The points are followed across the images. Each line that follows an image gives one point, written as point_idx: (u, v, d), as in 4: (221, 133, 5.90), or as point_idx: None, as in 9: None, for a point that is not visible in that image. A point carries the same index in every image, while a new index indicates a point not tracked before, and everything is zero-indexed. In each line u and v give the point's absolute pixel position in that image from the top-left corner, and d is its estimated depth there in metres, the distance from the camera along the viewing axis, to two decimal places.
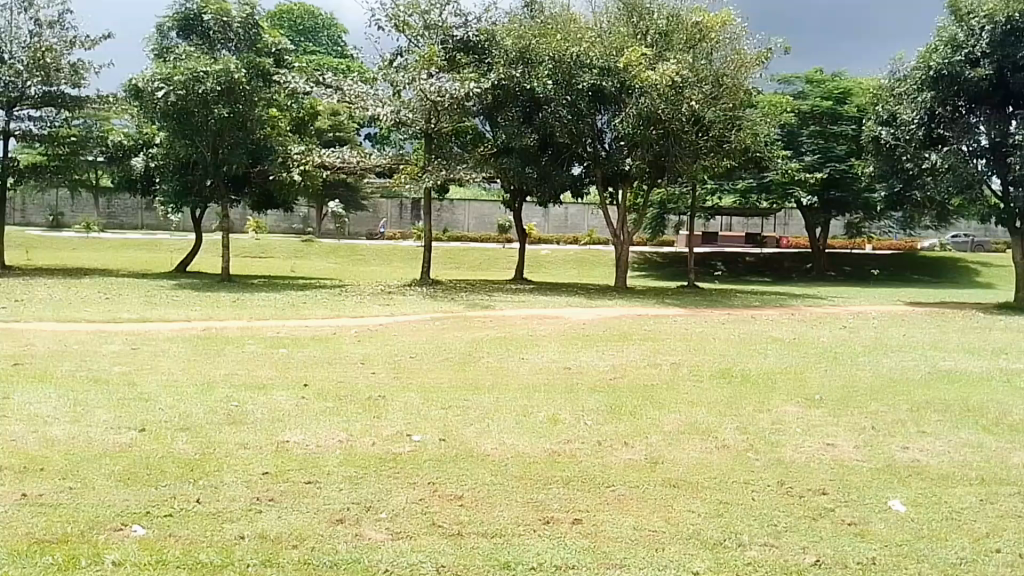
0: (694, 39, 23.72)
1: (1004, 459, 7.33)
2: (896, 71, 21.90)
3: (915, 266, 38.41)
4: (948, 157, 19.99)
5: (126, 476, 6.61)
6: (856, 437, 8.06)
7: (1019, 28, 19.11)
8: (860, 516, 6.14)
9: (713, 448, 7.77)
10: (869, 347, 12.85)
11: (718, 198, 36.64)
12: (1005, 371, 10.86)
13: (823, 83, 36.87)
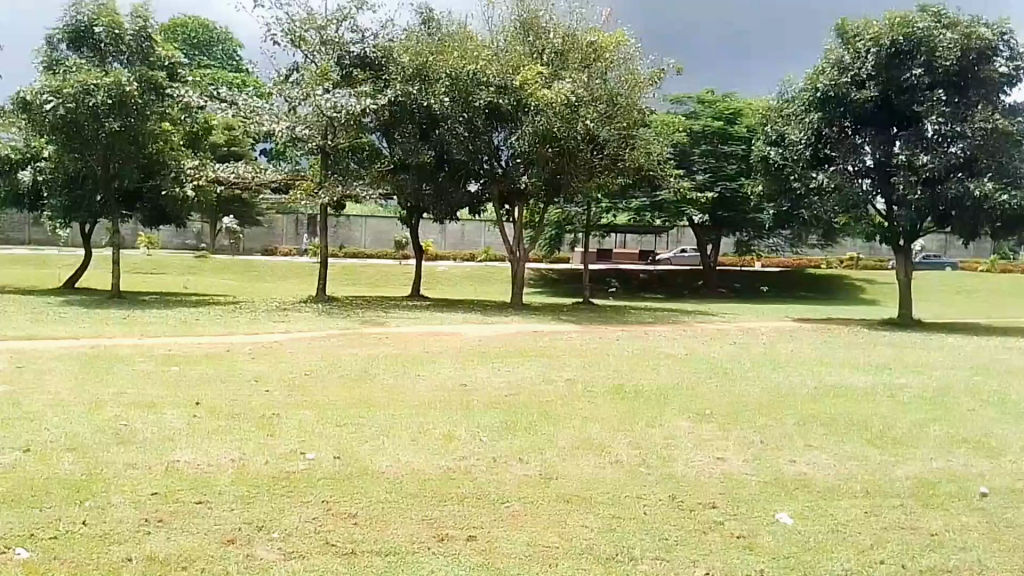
0: (590, 58, 23.96)
1: (886, 472, 7.51)
2: (784, 92, 22.79)
3: (800, 284, 39.85)
4: (834, 177, 20.84)
5: (7, 499, 6.06)
6: (745, 451, 8.14)
7: (902, 52, 20.15)
8: (749, 529, 6.17)
9: (607, 463, 7.71)
10: (758, 362, 13.15)
11: (613, 216, 37.26)
12: (884, 385, 11.25)
13: (713, 104, 38.11)
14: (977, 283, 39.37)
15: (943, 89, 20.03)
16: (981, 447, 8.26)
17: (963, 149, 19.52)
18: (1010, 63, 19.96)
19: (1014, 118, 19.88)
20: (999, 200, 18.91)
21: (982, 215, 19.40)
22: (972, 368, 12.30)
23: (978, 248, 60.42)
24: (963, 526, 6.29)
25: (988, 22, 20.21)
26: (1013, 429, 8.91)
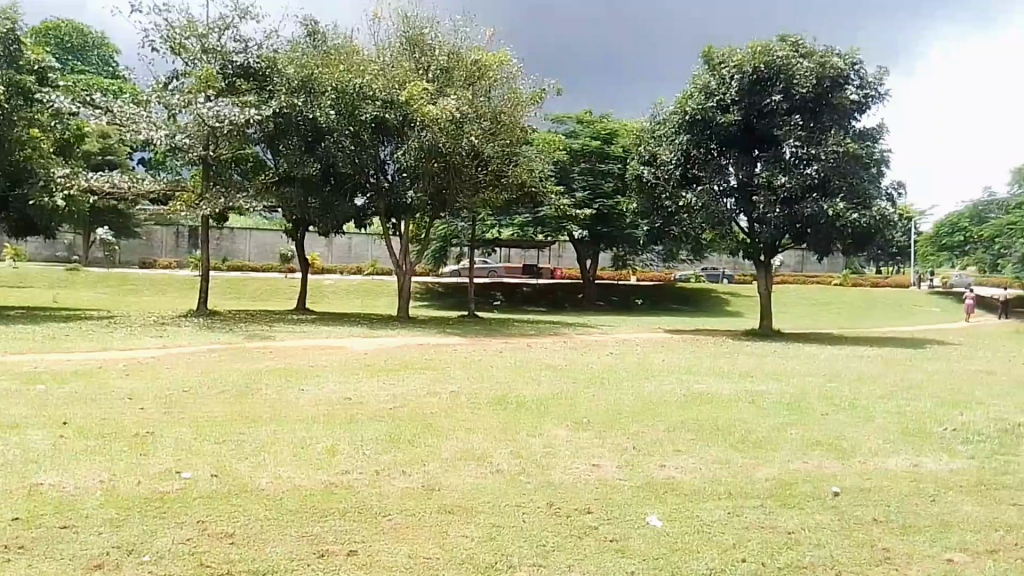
0: (473, 76, 24.14)
1: (748, 474, 7.97)
2: (656, 115, 23.66)
3: (675, 296, 41.25)
4: (701, 197, 21.83)
5: None
6: (619, 457, 8.49)
7: (762, 79, 21.26)
8: (621, 533, 6.46)
9: (488, 473, 7.90)
10: (634, 372, 13.65)
11: (497, 231, 37.66)
12: (748, 391, 11.90)
13: (591, 124, 39.09)
14: (837, 296, 41.68)
15: (799, 114, 21.25)
16: (833, 449, 8.85)
17: (819, 171, 20.73)
18: (861, 91, 21.36)
19: (865, 143, 21.27)
20: (851, 218, 20.13)
21: (836, 233, 20.62)
22: (827, 375, 13.12)
23: (832, 262, 64.40)
24: (816, 523, 6.73)
25: (841, 52, 21.58)
26: (862, 431, 9.59)
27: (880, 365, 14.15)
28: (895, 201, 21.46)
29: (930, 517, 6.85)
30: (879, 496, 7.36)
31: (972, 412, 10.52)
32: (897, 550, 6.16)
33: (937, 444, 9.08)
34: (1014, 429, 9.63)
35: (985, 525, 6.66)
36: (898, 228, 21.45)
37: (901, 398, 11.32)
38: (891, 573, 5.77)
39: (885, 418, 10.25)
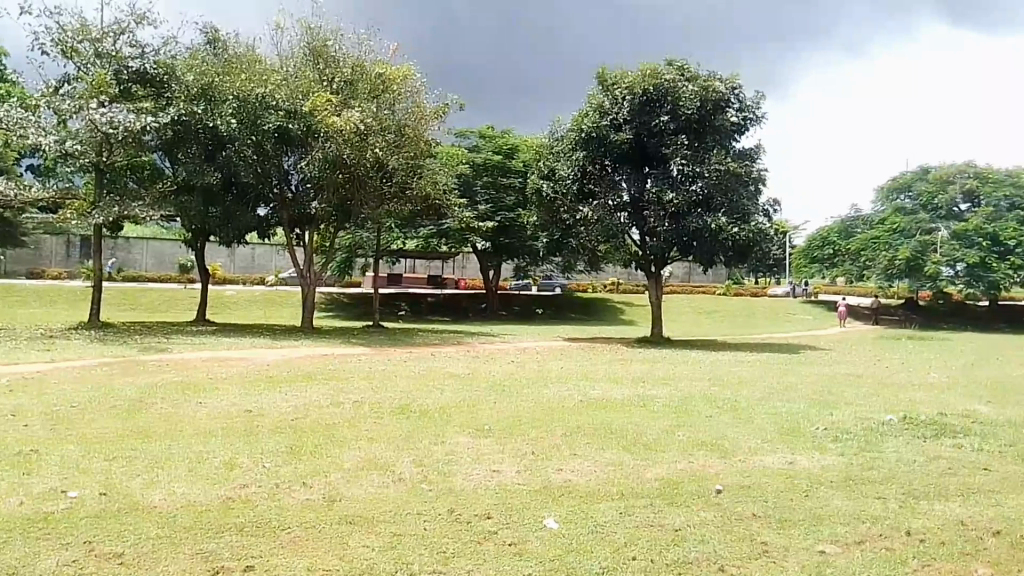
0: (377, 90, 24.07)
1: (639, 475, 8.40)
2: (554, 131, 24.32)
3: (575, 306, 42.06)
4: (598, 211, 22.61)
5: None
6: (518, 462, 8.80)
7: (652, 100, 22.01)
8: (519, 536, 6.72)
9: (390, 482, 8.06)
10: (533, 379, 14.02)
11: (402, 242, 37.74)
12: (639, 396, 12.41)
13: (493, 138, 39.50)
14: (729, 306, 43.30)
15: (685, 134, 22.09)
16: (717, 449, 9.39)
17: (703, 187, 21.62)
18: (740, 114, 22.38)
19: (744, 162, 22.20)
20: (731, 232, 21.10)
21: (718, 246, 21.55)
22: (713, 379, 13.78)
23: (716, 274, 67.39)
24: (701, 520, 7.16)
25: (722, 77, 22.51)
26: (743, 432, 10.19)
27: (760, 369, 14.95)
28: (771, 217, 22.53)
29: (805, 511, 7.37)
30: (758, 493, 7.88)
31: (843, 412, 11.28)
32: (774, 544, 6.60)
33: (810, 443, 9.71)
34: (879, 427, 10.39)
35: (855, 517, 7.21)
36: (775, 243, 22.52)
37: (780, 400, 12.02)
38: (770, 565, 6.19)
39: (766, 419, 10.88)
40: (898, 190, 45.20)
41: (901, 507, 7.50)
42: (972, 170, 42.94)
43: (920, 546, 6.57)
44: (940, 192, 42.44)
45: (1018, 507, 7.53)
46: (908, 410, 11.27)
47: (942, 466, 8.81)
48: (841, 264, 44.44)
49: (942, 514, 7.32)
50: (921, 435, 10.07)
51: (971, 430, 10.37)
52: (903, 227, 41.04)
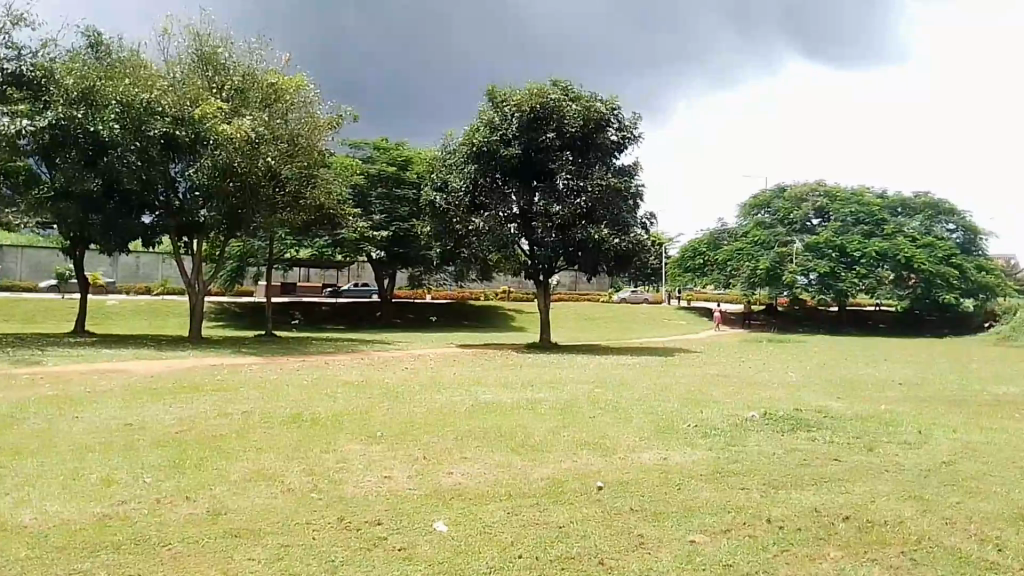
0: (269, 98, 23.94)
1: (526, 475, 8.88)
2: (446, 144, 24.80)
3: (469, 313, 42.48)
4: (489, 222, 22.86)
5: None
6: (409, 467, 9.15)
7: (539, 117, 22.69)
8: (409, 540, 7.01)
9: (278, 493, 8.24)
10: (424, 385, 14.37)
11: (295, 251, 37.42)
12: (527, 400, 12.94)
13: (388, 150, 39.54)
14: (617, 312, 44.59)
15: (570, 150, 22.92)
16: (599, 447, 9.99)
17: (587, 201, 22.49)
18: (620, 133, 23.33)
19: (624, 178, 23.17)
20: (613, 243, 22.13)
21: (601, 256, 22.53)
22: (596, 381, 14.45)
23: (601, 282, 69.34)
24: (584, 516, 7.66)
25: (603, 98, 23.46)
26: (623, 431, 10.84)
27: (639, 371, 15.75)
28: (649, 229, 23.58)
29: (677, 504, 7.96)
30: (636, 488, 8.45)
31: (713, 409, 12.10)
32: (650, 536, 7.14)
33: (683, 439, 10.43)
34: (745, 423, 11.21)
35: (721, 508, 7.85)
36: (652, 253, 23.65)
37: (657, 399, 12.76)
38: (646, 556, 6.70)
39: (643, 419, 11.57)
40: (758, 207, 47.44)
41: (763, 497, 8.19)
42: (822, 188, 45.74)
43: (779, 533, 7.24)
44: (795, 210, 44.99)
45: (864, 494, 8.35)
46: (769, 406, 12.19)
47: (799, 457, 9.64)
48: (711, 274, 46.27)
49: (799, 502, 8.05)
50: (781, 430, 10.94)
51: (825, 424, 11.33)
52: (762, 239, 43.57)
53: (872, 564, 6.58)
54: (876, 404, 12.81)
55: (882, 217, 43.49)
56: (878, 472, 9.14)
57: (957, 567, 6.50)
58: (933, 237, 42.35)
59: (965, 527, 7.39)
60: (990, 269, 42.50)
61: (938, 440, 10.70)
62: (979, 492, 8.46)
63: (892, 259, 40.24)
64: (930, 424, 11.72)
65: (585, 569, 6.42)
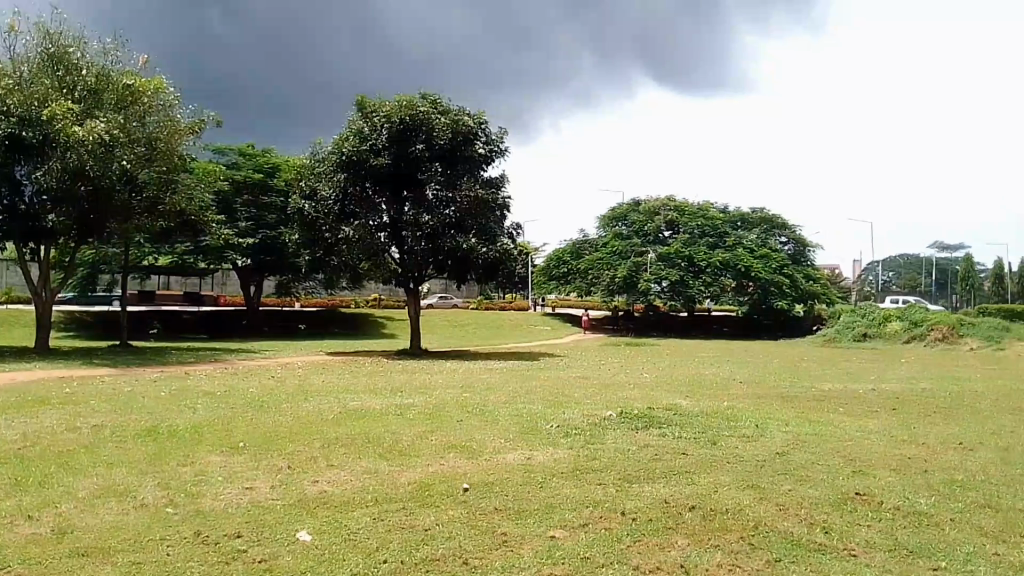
0: (124, 101, 23.13)
1: (393, 480, 9.20)
2: (314, 151, 24.65)
3: (336, 320, 42.07)
4: (359, 230, 22.96)
5: None
6: (273, 477, 9.28)
7: (408, 128, 22.93)
8: (271, 552, 7.10)
9: (131, 508, 8.19)
10: (290, 393, 14.42)
11: (153, 258, 36.08)
12: (395, 405, 13.24)
13: (255, 156, 38.58)
14: (480, 318, 45.26)
15: (438, 161, 23.31)
16: (465, 450, 10.45)
17: (456, 211, 23.13)
18: (487, 146, 23.86)
19: (492, 189, 23.70)
20: (480, 252, 22.78)
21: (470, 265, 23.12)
22: (463, 385, 14.90)
23: (469, 289, 70.47)
24: (448, 518, 8.02)
25: (471, 111, 23.93)
26: (489, 434, 11.33)
27: (505, 374, 16.35)
28: (516, 238, 24.27)
29: (538, 502, 8.49)
30: (498, 489, 8.91)
31: (572, 409, 12.81)
32: (511, 534, 7.60)
33: (545, 439, 11.03)
34: (601, 422, 11.94)
35: (578, 504, 8.44)
36: (519, 262, 24.32)
37: (520, 402, 13.34)
38: (506, 553, 7.13)
39: (508, 421, 12.11)
40: (615, 219, 49.05)
41: (617, 491, 8.86)
42: (672, 203, 48.18)
43: (631, 525, 7.88)
44: (649, 222, 47.19)
45: (708, 484, 9.17)
46: (624, 406, 12.99)
47: (650, 453, 10.41)
48: (574, 281, 47.55)
49: (649, 495, 8.76)
50: (634, 427, 11.75)
51: (673, 420, 12.23)
52: (619, 249, 45.52)
53: (715, 550, 7.30)
54: (719, 401, 13.90)
55: (724, 230, 46.43)
56: (720, 464, 10.03)
57: (788, 550, 7.31)
58: (769, 248, 45.50)
59: (795, 512, 8.29)
60: (817, 278, 45.91)
61: (773, 433, 11.79)
62: (808, 479, 9.46)
63: (733, 268, 43.45)
64: (766, 418, 12.86)
65: (450, 570, 6.77)
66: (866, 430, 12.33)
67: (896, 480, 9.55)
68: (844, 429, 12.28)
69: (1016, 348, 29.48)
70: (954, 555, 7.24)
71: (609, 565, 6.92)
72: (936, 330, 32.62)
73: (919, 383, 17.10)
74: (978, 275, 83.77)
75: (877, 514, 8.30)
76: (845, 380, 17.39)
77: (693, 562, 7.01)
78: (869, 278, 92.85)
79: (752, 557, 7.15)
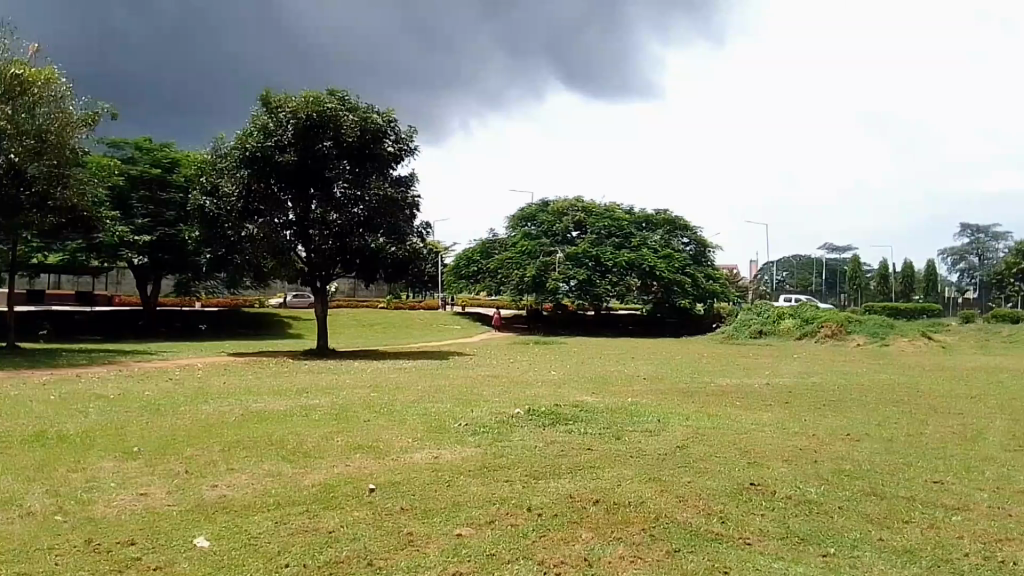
0: (13, 91, 21.68)
1: (296, 482, 9.08)
2: (216, 146, 23.97)
3: (236, 320, 41.02)
4: (263, 228, 22.47)
5: None
6: (170, 483, 9.03)
7: (315, 124, 22.52)
8: (167, 559, 6.92)
9: (17, 517, 7.84)
10: (190, 396, 14.01)
11: (41, 255, 34.41)
12: (299, 407, 13.06)
13: (151, 151, 37.16)
14: (383, 317, 44.86)
15: (347, 159, 23.02)
16: (371, 450, 10.40)
17: (365, 210, 22.99)
18: (397, 145, 23.64)
19: (401, 188, 23.55)
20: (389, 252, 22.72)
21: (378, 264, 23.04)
22: (370, 385, 14.79)
23: (377, 288, 69.91)
24: (353, 519, 7.97)
25: (379, 109, 23.68)
26: (396, 433, 11.30)
27: (413, 373, 16.32)
28: (425, 238, 24.24)
29: (444, 501, 8.53)
30: (404, 488, 8.91)
31: (480, 407, 12.90)
32: (417, 533, 7.62)
33: (453, 438, 11.08)
34: (509, 419, 12.07)
35: (486, 501, 8.53)
36: (429, 261, 24.33)
37: (428, 401, 13.35)
38: (411, 553, 7.14)
39: (416, 420, 12.11)
40: (525, 219, 49.40)
41: (524, 487, 8.99)
42: (580, 203, 48.79)
43: (537, 520, 8.02)
44: (558, 222, 47.72)
45: (611, 478, 9.40)
46: (531, 403, 13.17)
47: (556, 449, 10.59)
48: (483, 281, 47.70)
49: (555, 490, 8.93)
50: (541, 424, 11.92)
51: (579, 417, 12.47)
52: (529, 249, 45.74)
53: (619, 542, 7.51)
54: (624, 397, 14.22)
55: (630, 231, 47.38)
56: (624, 458, 10.30)
57: (687, 540, 7.59)
58: (672, 249, 46.71)
59: (694, 504, 8.59)
60: (717, 278, 47.37)
61: (674, 427, 12.18)
62: (706, 471, 9.81)
63: (638, 267, 44.33)
64: (668, 413, 13.24)
65: (355, 571, 6.75)
66: (761, 423, 12.86)
67: (788, 470, 10.02)
68: (741, 423, 12.79)
69: (898, 344, 31.17)
70: (841, 541, 7.65)
71: (515, 560, 7.03)
72: (825, 328, 34.24)
73: (811, 377, 17.92)
74: (865, 274, 87.98)
75: (770, 503, 8.69)
76: (743, 375, 18.08)
77: (597, 555, 7.19)
78: (764, 277, 96.35)
79: (653, 548, 7.38)
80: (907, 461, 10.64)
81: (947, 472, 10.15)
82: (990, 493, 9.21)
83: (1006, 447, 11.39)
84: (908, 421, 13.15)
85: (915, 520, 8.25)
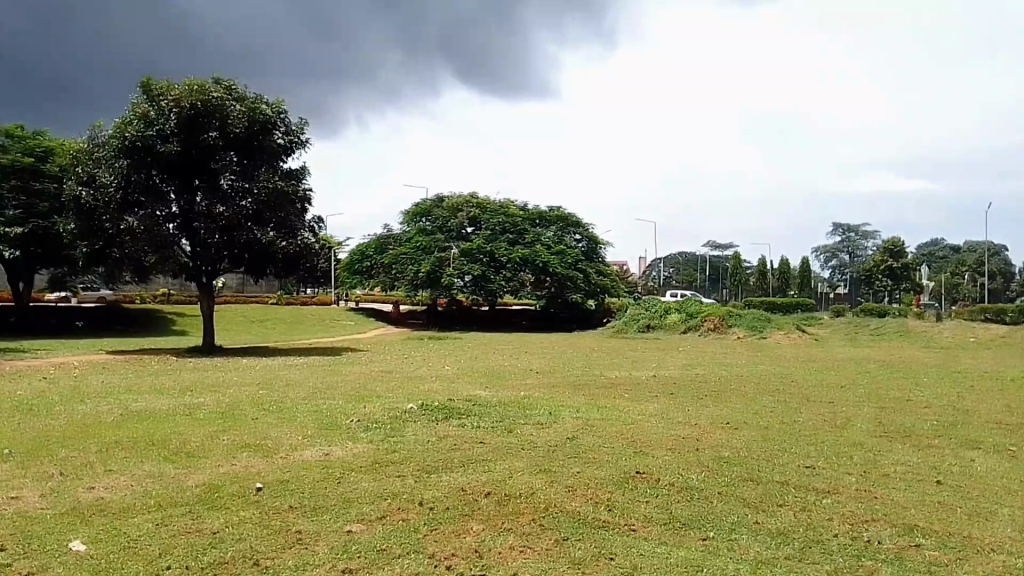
0: None
1: (179, 483, 8.82)
2: (92, 135, 22.84)
3: (114, 316, 39.28)
4: (144, 221, 21.60)
5: None
6: (43, 485, 8.62)
7: (200, 114, 21.77)
8: (40, 564, 6.63)
9: None
10: (66, 395, 13.36)
11: None
12: (183, 405, 12.65)
13: (24, 139, 35.15)
14: (269, 312, 43.81)
15: (234, 151, 22.39)
16: (259, 448, 10.21)
17: (252, 204, 22.33)
18: (287, 137, 23.21)
19: (291, 181, 23.10)
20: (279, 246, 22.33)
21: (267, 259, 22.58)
22: (259, 382, 14.47)
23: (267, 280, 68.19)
24: (239, 519, 7.82)
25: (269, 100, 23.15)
26: (285, 431, 11.12)
27: (304, 370, 16.05)
28: (317, 232, 23.88)
29: (334, 497, 8.47)
30: (293, 486, 8.80)
31: (372, 403, 12.83)
32: (307, 531, 7.55)
33: (344, 434, 10.99)
34: (402, 415, 12.05)
35: (377, 496, 8.53)
36: (320, 255, 24.04)
37: (318, 397, 13.17)
38: (299, 551, 7.08)
39: (306, 417, 11.94)
40: (420, 214, 48.75)
41: (416, 482, 9.02)
42: (474, 199, 48.76)
43: (427, 514, 8.06)
44: (452, 218, 47.73)
45: (503, 471, 9.54)
46: (425, 398, 13.19)
47: (449, 443, 10.65)
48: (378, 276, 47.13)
49: (447, 484, 9.00)
50: (434, 418, 11.97)
51: (472, 411, 12.56)
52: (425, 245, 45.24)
53: (509, 533, 7.65)
54: (516, 390, 14.41)
55: (523, 227, 47.76)
56: (516, 451, 10.46)
57: (575, 529, 7.80)
58: (564, 245, 47.45)
59: (582, 493, 8.83)
60: (608, 273, 48.34)
61: (564, 419, 12.46)
62: (595, 461, 10.09)
63: (532, 263, 44.81)
64: (559, 405, 13.52)
65: (241, 571, 6.65)
66: (647, 413, 13.29)
67: (671, 458, 10.41)
68: (629, 414, 13.19)
69: (776, 336, 32.70)
70: (721, 525, 8.03)
71: (405, 555, 7.06)
72: (708, 321, 35.52)
73: (694, 369, 18.60)
74: (745, 270, 91.69)
75: (655, 490, 9.02)
76: (630, 368, 18.60)
77: (487, 546, 7.31)
78: (651, 273, 98.98)
79: (541, 537, 7.56)
80: (782, 447, 11.23)
81: (819, 457, 10.78)
82: (856, 477, 9.83)
83: (873, 433, 12.18)
84: (784, 410, 13.86)
85: (789, 503, 8.73)
